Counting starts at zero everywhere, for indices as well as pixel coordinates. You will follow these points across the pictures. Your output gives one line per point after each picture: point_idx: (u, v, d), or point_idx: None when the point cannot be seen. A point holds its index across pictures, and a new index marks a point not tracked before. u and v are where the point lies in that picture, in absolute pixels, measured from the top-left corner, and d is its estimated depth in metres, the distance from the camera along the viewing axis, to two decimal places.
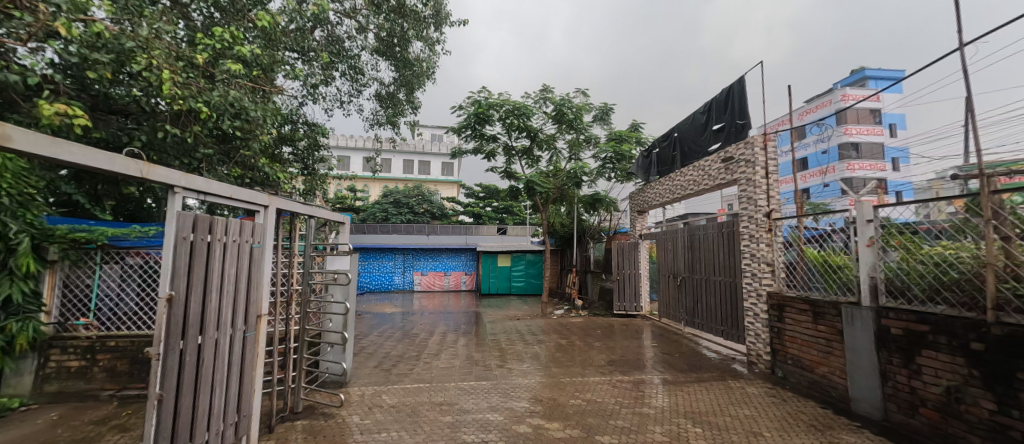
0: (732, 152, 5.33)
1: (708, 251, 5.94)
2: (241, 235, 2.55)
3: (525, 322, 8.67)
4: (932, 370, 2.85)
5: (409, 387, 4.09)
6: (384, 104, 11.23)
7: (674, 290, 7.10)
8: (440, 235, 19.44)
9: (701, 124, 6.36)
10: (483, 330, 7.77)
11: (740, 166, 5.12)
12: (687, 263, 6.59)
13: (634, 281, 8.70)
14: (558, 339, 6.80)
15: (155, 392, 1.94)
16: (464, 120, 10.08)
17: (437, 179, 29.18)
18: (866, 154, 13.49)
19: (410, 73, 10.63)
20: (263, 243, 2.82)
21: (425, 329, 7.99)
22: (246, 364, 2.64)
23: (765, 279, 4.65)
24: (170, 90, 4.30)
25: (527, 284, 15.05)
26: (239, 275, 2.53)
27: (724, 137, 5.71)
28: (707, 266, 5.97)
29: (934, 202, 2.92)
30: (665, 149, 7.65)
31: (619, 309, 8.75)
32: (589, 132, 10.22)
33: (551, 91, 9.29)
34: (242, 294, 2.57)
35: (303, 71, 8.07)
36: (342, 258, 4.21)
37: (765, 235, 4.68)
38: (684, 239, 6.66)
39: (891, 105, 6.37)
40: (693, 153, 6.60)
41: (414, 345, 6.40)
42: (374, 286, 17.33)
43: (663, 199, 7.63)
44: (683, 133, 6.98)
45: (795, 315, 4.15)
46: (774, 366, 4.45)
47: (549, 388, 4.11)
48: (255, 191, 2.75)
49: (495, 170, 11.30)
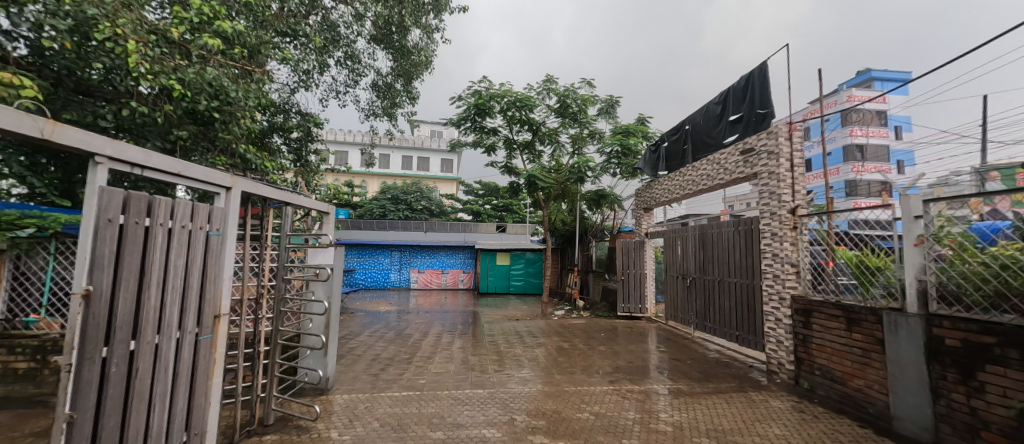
0: (752, 143, 4.91)
1: (722, 251, 5.57)
2: (193, 221, 2.14)
3: (524, 323, 8.29)
4: (999, 389, 2.47)
5: (397, 396, 3.69)
6: (381, 94, 10.82)
7: (682, 292, 6.71)
8: (438, 232, 19.00)
9: (716, 115, 5.97)
10: (480, 331, 7.38)
11: (761, 158, 4.71)
12: (697, 262, 6.19)
13: (639, 281, 8.32)
14: (559, 341, 6.41)
15: (64, 412, 1.54)
16: (464, 112, 9.64)
17: (435, 175, 28.74)
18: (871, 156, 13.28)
19: (408, 62, 10.25)
20: (224, 231, 2.41)
21: (419, 329, 7.61)
22: (200, 374, 2.23)
23: (788, 281, 4.24)
24: (137, 63, 3.89)
25: (526, 284, 14.68)
26: (190, 268, 2.13)
27: (742, 128, 5.33)
28: (720, 267, 5.59)
29: (1004, 194, 2.51)
30: (675, 143, 7.26)
31: (623, 311, 8.34)
32: (593, 127, 9.82)
33: (554, 82, 8.87)
34: (194, 291, 2.17)
35: (293, 56, 7.68)
36: (326, 251, 3.80)
37: (789, 233, 4.29)
38: (694, 239, 6.29)
39: (897, 107, 6.08)
40: (706, 146, 6.23)
41: (406, 346, 5.99)
42: (370, 283, 16.99)
43: (672, 196, 7.23)
44: (695, 125, 6.59)
45: (825, 321, 3.77)
46: (799, 377, 4.05)
47: (551, 399, 3.71)
48: (215, 170, 2.36)
49: (495, 165, 10.93)
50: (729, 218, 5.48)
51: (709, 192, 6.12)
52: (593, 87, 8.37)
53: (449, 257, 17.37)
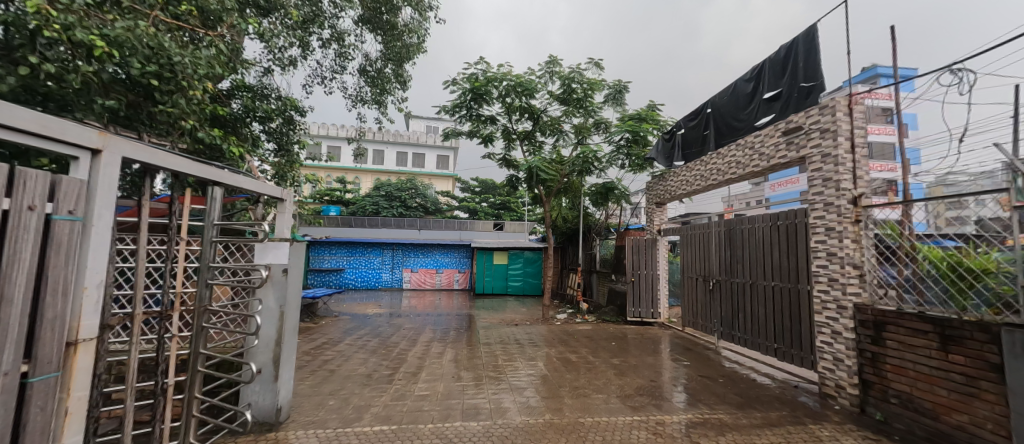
0: (797, 120, 4.11)
1: (755, 250, 4.79)
2: (11, 196, 1.34)
3: (524, 329, 7.49)
4: None
5: (367, 434, 2.89)
6: (370, 80, 10.01)
7: (704, 295, 5.93)
8: (433, 229, 18.16)
9: (746, 94, 5.20)
10: (475, 339, 6.58)
11: (811, 137, 3.92)
12: (723, 263, 5.42)
13: (651, 283, 7.53)
14: (564, 352, 5.64)
15: None
16: (459, 98, 8.83)
17: (431, 171, 27.88)
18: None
19: (399, 44, 9.46)
20: (85, 216, 1.60)
21: (406, 336, 6.80)
22: (30, 439, 1.42)
23: (850, 287, 3.47)
24: (37, 7, 3.06)
25: (524, 284, 13.92)
26: (2, 272, 1.33)
27: (781, 107, 4.58)
28: (754, 269, 4.81)
29: None
30: (694, 129, 6.50)
31: (633, 316, 7.56)
32: (599, 116, 9.04)
33: (557, 64, 8.06)
34: (15, 307, 1.37)
35: (267, 30, 6.86)
36: (279, 247, 2.98)
37: (850, 229, 3.51)
38: (719, 237, 5.53)
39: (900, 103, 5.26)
40: (733, 129, 5.48)
41: (389, 359, 5.20)
42: (360, 283, 16.15)
43: (689, 188, 6.45)
44: (718, 108, 5.83)
45: (906, 338, 3.02)
46: (865, 404, 3.31)
47: (562, 435, 2.95)
48: (73, 122, 1.57)
49: (492, 157, 10.14)
50: (763, 211, 4.73)
51: (737, 181, 5.32)
52: (601, 68, 7.55)
53: (444, 256, 16.54)
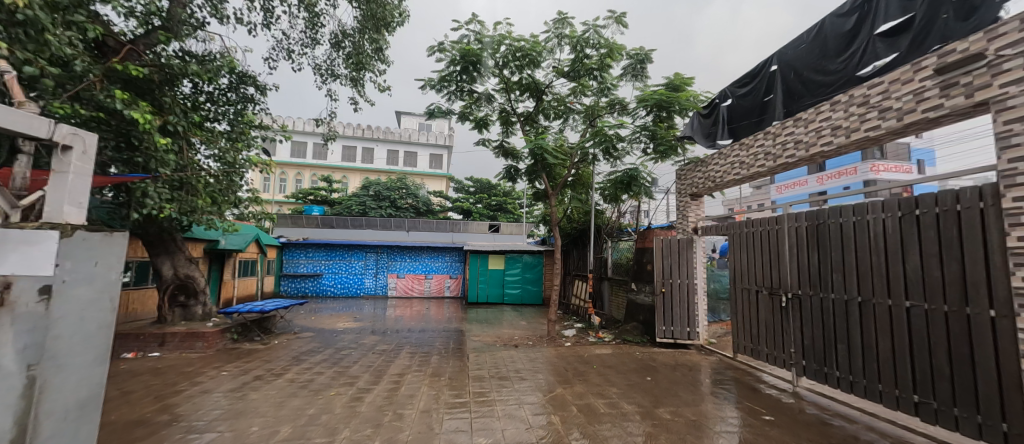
0: (969, 47, 2.59)
1: (870, 254, 3.28)
2: None
3: (526, 352, 5.94)
4: None
5: None
6: (343, 53, 8.48)
7: (770, 315, 4.38)
8: (423, 231, 16.62)
9: (840, 36, 3.72)
10: (463, 370, 5.02)
11: (1006, 68, 2.39)
12: (808, 271, 3.89)
13: (685, 296, 5.98)
14: (583, 394, 4.07)
15: None
16: (446, 69, 7.29)
17: (423, 172, 26.31)
18: (891, 155, 13.61)
19: (376, 8, 7.88)
20: None
21: (374, 365, 5.21)
22: None
23: None
24: None
25: (523, 293, 12.37)
26: None
27: (913, 42, 3.11)
28: (867, 280, 3.29)
29: None
30: (748, 95, 5.00)
31: (663, 337, 6.03)
32: (615, 94, 7.52)
33: (568, 23, 6.52)
34: None
35: None
36: (40, 243, 1.41)
37: None
38: (800, 235, 4.01)
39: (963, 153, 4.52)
40: (816, 86, 4.00)
41: (335, 407, 3.62)
42: (340, 291, 14.50)
43: (741, 173, 4.93)
44: (789, 62, 4.33)
45: None
46: None
47: None
48: None
49: (488, 144, 8.62)
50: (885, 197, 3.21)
51: (828, 156, 3.80)
52: (623, 24, 6.01)
53: (433, 260, 14.95)
